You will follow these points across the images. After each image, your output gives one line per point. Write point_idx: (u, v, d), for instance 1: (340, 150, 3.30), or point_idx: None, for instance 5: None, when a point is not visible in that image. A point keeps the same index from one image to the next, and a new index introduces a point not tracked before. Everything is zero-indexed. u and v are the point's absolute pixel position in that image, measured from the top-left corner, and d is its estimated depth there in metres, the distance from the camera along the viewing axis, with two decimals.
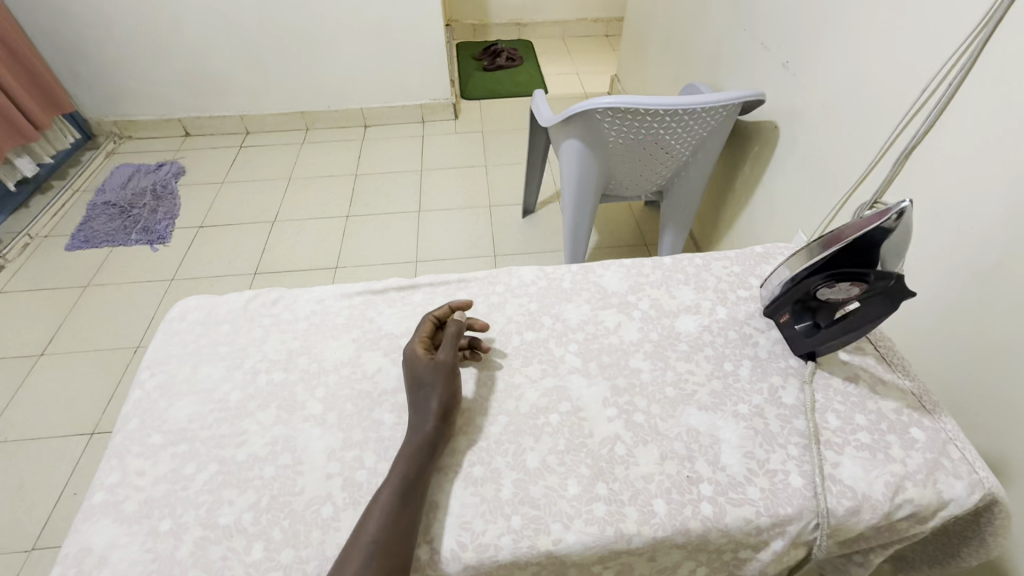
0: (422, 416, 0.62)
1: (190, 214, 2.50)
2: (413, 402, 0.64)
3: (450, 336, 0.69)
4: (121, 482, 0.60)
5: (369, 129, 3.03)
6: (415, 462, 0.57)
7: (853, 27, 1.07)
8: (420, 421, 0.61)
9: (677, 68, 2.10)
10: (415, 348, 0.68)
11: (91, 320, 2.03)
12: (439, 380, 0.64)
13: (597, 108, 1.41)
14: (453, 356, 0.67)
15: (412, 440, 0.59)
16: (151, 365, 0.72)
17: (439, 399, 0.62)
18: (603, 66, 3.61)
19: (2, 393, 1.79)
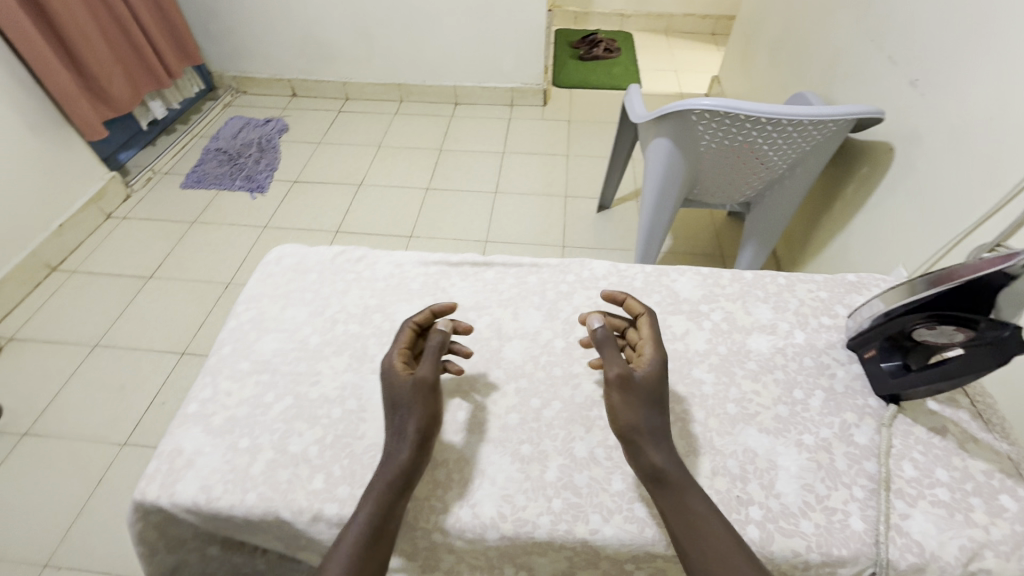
0: (396, 449, 0.57)
1: (287, 168, 2.69)
2: (390, 426, 0.59)
3: (432, 348, 0.64)
4: (212, 398, 0.68)
5: (459, 108, 3.10)
6: (384, 500, 0.54)
7: (1004, 48, 0.96)
8: (395, 452, 0.57)
9: (786, 75, 1.97)
10: (392, 361, 0.63)
11: (194, 253, 2.26)
12: (419, 404, 0.59)
13: (693, 109, 1.36)
14: (435, 375, 0.61)
15: (382, 475, 0.56)
16: (246, 300, 0.80)
17: (418, 428, 0.58)
18: (704, 65, 3.45)
19: (116, 306, 2.04)
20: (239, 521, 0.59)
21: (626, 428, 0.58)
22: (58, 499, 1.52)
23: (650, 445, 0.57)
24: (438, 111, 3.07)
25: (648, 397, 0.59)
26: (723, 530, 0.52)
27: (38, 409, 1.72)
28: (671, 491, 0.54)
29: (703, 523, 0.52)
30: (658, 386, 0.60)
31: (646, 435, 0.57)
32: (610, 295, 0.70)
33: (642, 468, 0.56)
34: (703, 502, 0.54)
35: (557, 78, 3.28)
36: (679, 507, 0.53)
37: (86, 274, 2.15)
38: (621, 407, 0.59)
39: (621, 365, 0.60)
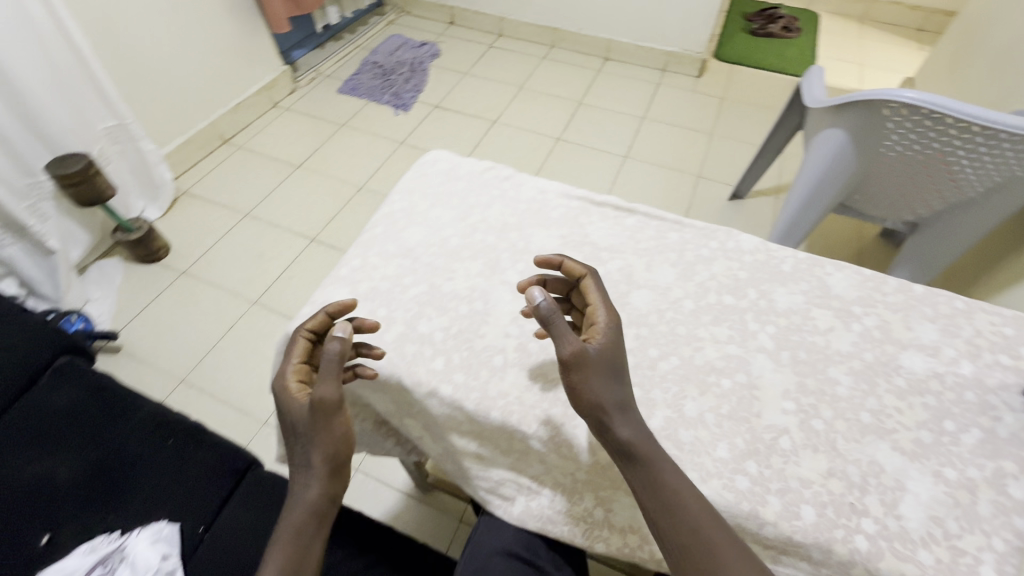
0: (302, 482, 0.60)
1: (431, 92, 2.79)
2: (295, 456, 0.61)
3: (329, 363, 0.60)
4: (360, 267, 0.75)
5: (607, 64, 2.99)
6: (305, 523, 0.59)
7: None
8: (302, 483, 0.60)
9: (1007, 87, 1.65)
10: (288, 386, 0.62)
11: (337, 153, 2.45)
12: (320, 433, 0.60)
13: (890, 102, 1.20)
14: (335, 392, 0.60)
15: (296, 503, 0.60)
16: (401, 191, 0.85)
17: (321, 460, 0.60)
18: (897, 63, 2.99)
19: (267, 185, 2.29)
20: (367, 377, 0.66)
21: (591, 402, 0.55)
22: (198, 332, 1.80)
23: (617, 419, 0.55)
24: (586, 63, 2.99)
25: (606, 371, 0.57)
26: (696, 505, 0.53)
27: (195, 255, 2.02)
28: (647, 470, 0.53)
29: (679, 504, 0.52)
30: (612, 360, 0.58)
31: (615, 406, 0.55)
32: (544, 261, 0.68)
33: (610, 445, 0.55)
34: (678, 479, 0.54)
35: (721, 50, 3.02)
36: (659, 488, 0.53)
37: (249, 152, 2.43)
38: (582, 384, 0.55)
39: (575, 343, 0.56)
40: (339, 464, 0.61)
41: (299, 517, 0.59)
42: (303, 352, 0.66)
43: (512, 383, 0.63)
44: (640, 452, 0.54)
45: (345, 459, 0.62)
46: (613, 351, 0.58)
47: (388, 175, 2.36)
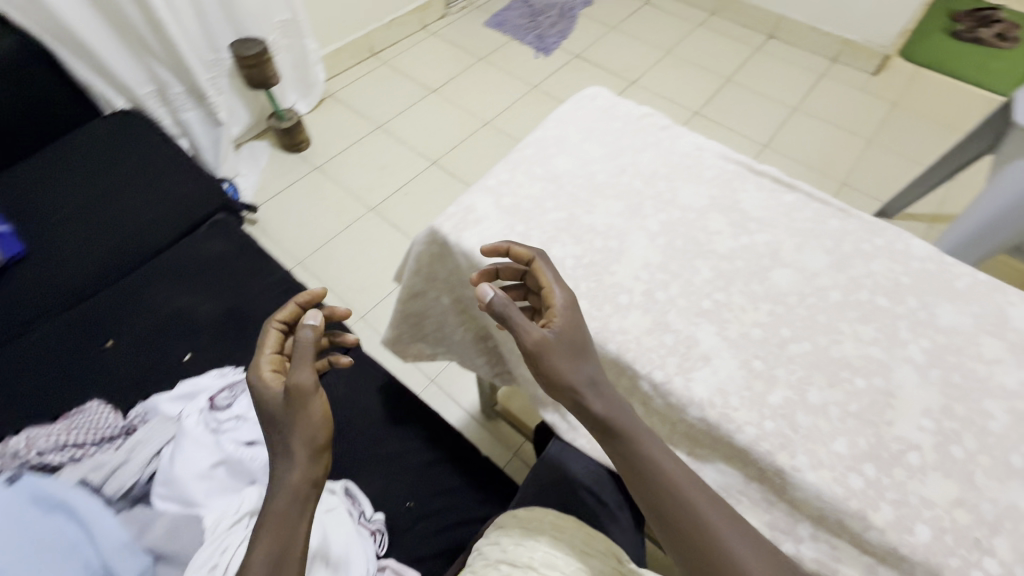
0: (285, 467, 0.64)
1: (575, 40, 2.72)
2: (275, 442, 0.66)
3: (303, 351, 0.69)
4: (505, 182, 0.77)
5: (770, 43, 2.73)
6: (291, 503, 0.61)
7: None
8: (284, 464, 0.64)
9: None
10: (264, 376, 0.70)
11: (472, 85, 2.49)
12: (299, 417, 0.66)
13: None
14: (311, 376, 0.68)
15: (281, 484, 0.63)
16: (555, 120, 0.85)
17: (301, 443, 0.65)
18: None
19: (403, 103, 2.39)
20: (494, 284, 0.69)
21: (562, 382, 0.57)
22: (318, 223, 1.96)
23: (587, 394, 0.57)
24: (746, 38, 2.74)
25: (570, 351, 0.58)
26: (681, 475, 0.56)
27: (330, 155, 2.18)
28: (625, 443, 0.56)
29: (663, 477, 0.55)
30: (576, 340, 0.59)
31: (587, 379, 0.58)
32: (492, 249, 0.65)
33: (588, 421, 0.57)
34: (656, 449, 0.57)
35: (908, 49, 2.63)
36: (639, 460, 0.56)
37: (392, 68, 2.53)
38: (549, 362, 0.57)
39: (531, 332, 0.58)
40: (318, 447, 0.66)
41: (286, 498, 0.62)
42: (278, 343, 0.75)
43: (633, 323, 0.63)
44: (616, 426, 0.57)
45: (323, 442, 0.66)
46: (574, 331, 0.59)
47: (517, 116, 2.37)
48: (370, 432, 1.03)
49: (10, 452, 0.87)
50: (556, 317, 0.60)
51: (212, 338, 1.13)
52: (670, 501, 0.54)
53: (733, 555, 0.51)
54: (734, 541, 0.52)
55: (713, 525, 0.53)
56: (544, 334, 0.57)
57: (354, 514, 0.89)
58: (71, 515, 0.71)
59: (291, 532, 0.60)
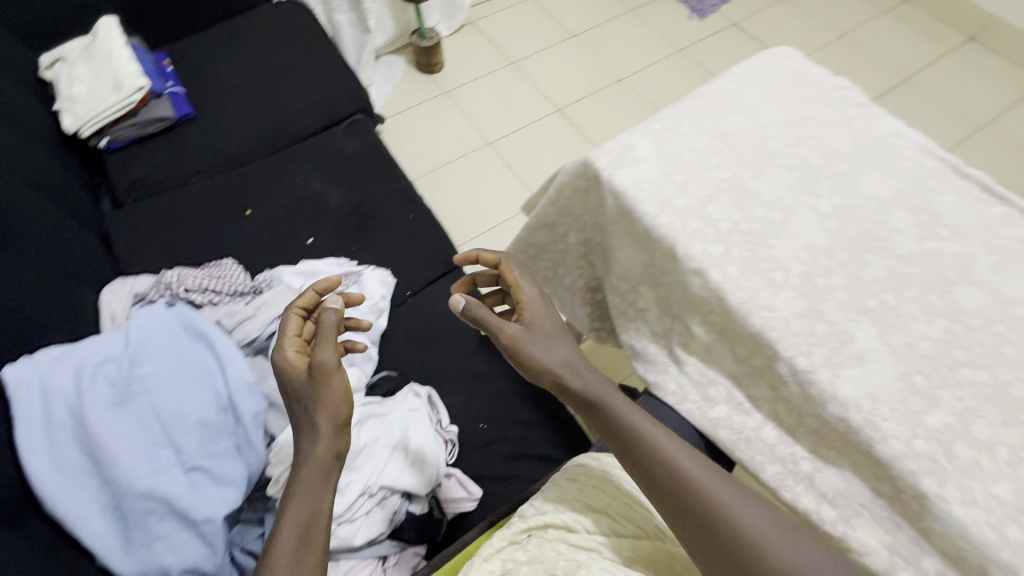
0: (310, 440, 0.63)
1: (737, 7, 2.48)
2: (300, 414, 0.65)
3: (325, 332, 0.71)
4: (670, 129, 0.72)
5: (969, 45, 2.33)
6: (316, 470, 0.61)
7: None
8: (307, 432, 0.63)
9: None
10: (288, 355, 0.71)
11: (615, 36, 2.36)
12: (320, 391, 0.65)
13: None
14: (334, 352, 0.68)
15: (307, 456, 0.62)
16: (736, 74, 0.78)
17: (324, 414, 0.64)
18: None
19: (540, 43, 2.32)
20: (639, 230, 0.66)
21: (536, 363, 0.66)
22: (436, 147, 2.00)
23: (563, 371, 0.65)
24: (941, 35, 2.36)
25: (543, 341, 0.68)
26: (682, 456, 0.56)
27: (459, 82, 2.18)
28: (600, 408, 0.61)
29: (663, 458, 0.55)
30: (544, 330, 0.69)
31: (562, 357, 0.66)
32: (463, 257, 0.80)
33: (573, 401, 0.64)
34: (652, 429, 0.58)
35: None
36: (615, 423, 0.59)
37: (537, 6, 2.45)
38: (524, 345, 0.67)
39: (506, 326, 0.69)
40: (342, 421, 0.65)
41: (310, 465, 0.61)
42: (298, 326, 0.77)
43: (784, 303, 0.59)
44: (589, 395, 0.63)
45: (346, 416, 0.66)
46: (543, 323, 0.70)
47: (655, 77, 2.23)
48: (459, 351, 1.07)
49: (164, 283, 0.98)
50: (529, 312, 0.71)
51: (336, 230, 1.21)
52: (647, 459, 0.56)
53: (734, 523, 0.52)
54: (715, 491, 0.54)
55: (693, 480, 0.54)
56: (512, 326, 0.69)
57: (433, 421, 0.94)
58: (209, 345, 0.79)
59: (315, 503, 0.60)
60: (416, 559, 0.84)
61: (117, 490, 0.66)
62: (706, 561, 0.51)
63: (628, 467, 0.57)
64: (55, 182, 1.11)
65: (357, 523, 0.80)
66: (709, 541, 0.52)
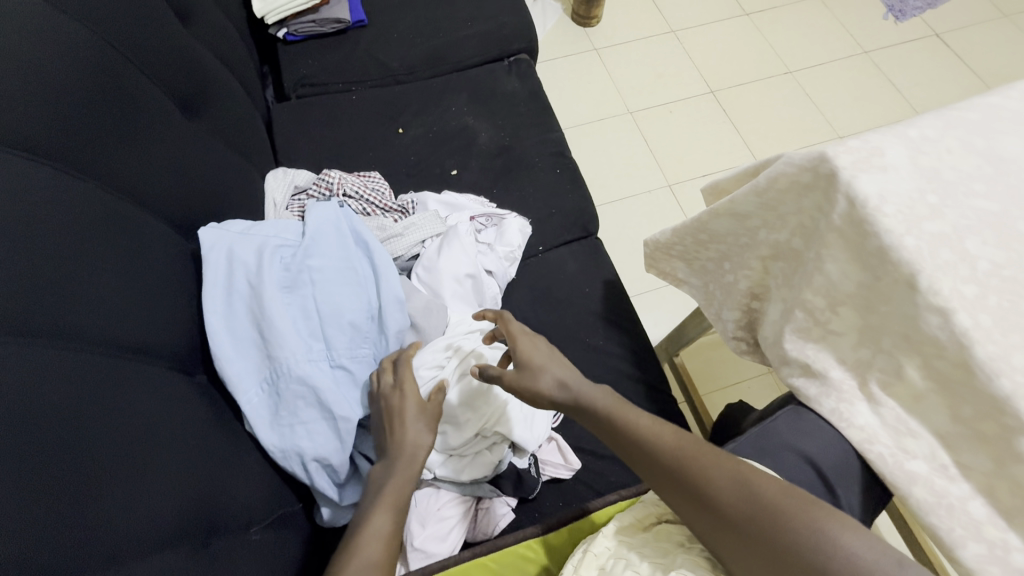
0: (413, 449, 0.68)
1: (942, 14, 2.15)
2: (404, 430, 0.69)
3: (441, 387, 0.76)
4: (931, 139, 0.62)
5: None
6: (411, 476, 0.67)
7: None
8: (398, 442, 0.68)
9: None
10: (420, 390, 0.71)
11: (792, 23, 2.13)
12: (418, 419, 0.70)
13: None
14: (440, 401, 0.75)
15: (407, 462, 0.67)
16: (1022, 92, 0.65)
17: (422, 434, 0.69)
18: None
19: (707, 15, 2.13)
20: (870, 248, 0.58)
21: (536, 393, 0.72)
22: (574, 103, 1.92)
23: (554, 392, 0.70)
24: None
25: (528, 375, 0.72)
26: (654, 429, 0.63)
27: (613, 41, 2.05)
28: (590, 415, 0.67)
29: (632, 431, 0.64)
30: (532, 361, 0.73)
31: (549, 379, 0.71)
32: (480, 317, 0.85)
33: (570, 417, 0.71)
34: (624, 410, 0.66)
35: None
36: (615, 425, 0.65)
37: None
38: (519, 383, 0.72)
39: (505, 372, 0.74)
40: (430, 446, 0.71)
41: (401, 479, 0.66)
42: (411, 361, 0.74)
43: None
44: (579, 404, 0.69)
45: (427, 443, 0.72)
46: (533, 354, 0.74)
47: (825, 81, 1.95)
48: (582, 319, 1.04)
49: (324, 183, 1.00)
50: (518, 345, 0.75)
51: (481, 168, 1.19)
52: (622, 437, 0.64)
53: (696, 474, 0.57)
54: (678, 449, 0.59)
55: (657, 443, 0.61)
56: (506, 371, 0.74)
57: None
58: (368, 254, 0.80)
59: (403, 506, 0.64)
60: (507, 509, 0.85)
61: (277, 367, 0.69)
62: (680, 507, 0.57)
63: (638, 467, 0.62)
64: (241, 64, 1.16)
65: (464, 461, 0.81)
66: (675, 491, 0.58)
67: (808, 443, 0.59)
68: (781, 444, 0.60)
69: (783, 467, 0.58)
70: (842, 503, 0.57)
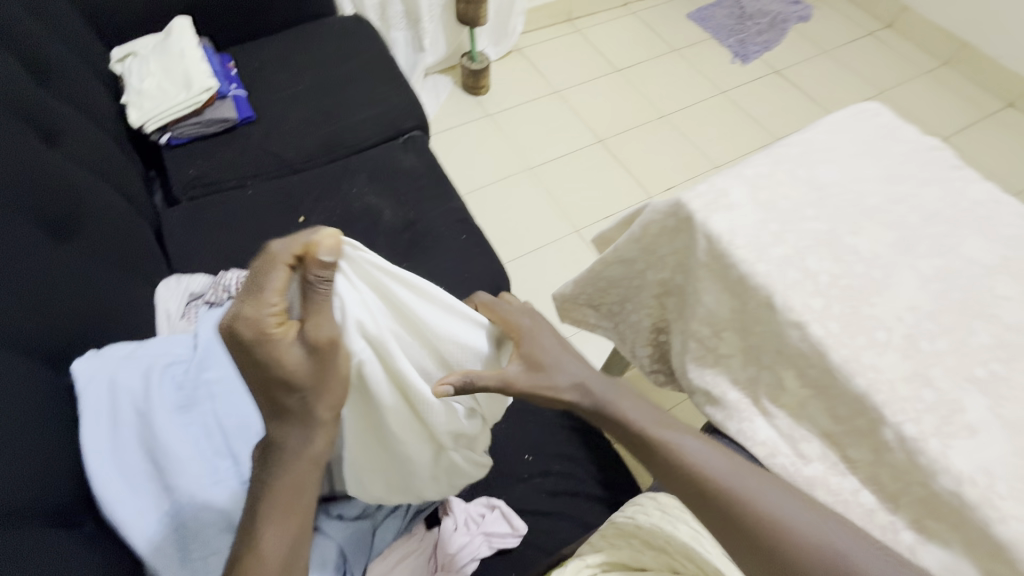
0: (304, 432, 0.55)
1: (777, 55, 2.52)
2: (285, 403, 0.53)
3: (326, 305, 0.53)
4: (765, 176, 0.71)
5: (1008, 111, 2.34)
6: (304, 469, 0.55)
7: None
8: (286, 423, 0.55)
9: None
10: (269, 326, 0.50)
11: (658, 74, 2.39)
12: (296, 394, 0.53)
13: None
14: (331, 330, 0.52)
15: (292, 452, 0.55)
16: (829, 127, 0.78)
17: (315, 407, 0.54)
18: None
19: (585, 74, 2.36)
20: (733, 277, 0.65)
21: (552, 395, 0.65)
22: (478, 166, 2.01)
23: (573, 395, 0.66)
24: (981, 98, 2.38)
25: (535, 377, 0.64)
26: (669, 434, 0.62)
27: (505, 106, 2.21)
28: (620, 425, 0.64)
29: (649, 437, 0.62)
30: (545, 360, 0.66)
31: (566, 380, 0.65)
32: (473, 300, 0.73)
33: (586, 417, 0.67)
34: (635, 413, 0.64)
35: None
36: (633, 433, 0.63)
37: (583, 38, 2.49)
38: (533, 388, 0.64)
39: (509, 377, 0.63)
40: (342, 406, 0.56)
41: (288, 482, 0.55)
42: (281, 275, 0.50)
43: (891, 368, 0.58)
44: (601, 410, 0.65)
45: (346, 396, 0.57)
46: (543, 352, 0.66)
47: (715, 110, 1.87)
48: None
49: (222, 286, 0.97)
50: (526, 345, 0.66)
51: (389, 244, 1.21)
52: (642, 443, 0.62)
53: (710, 475, 0.58)
54: (690, 452, 0.60)
55: (675, 448, 0.60)
56: (513, 370, 0.64)
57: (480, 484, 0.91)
58: None
59: (293, 510, 0.55)
60: None
61: (178, 498, 0.63)
62: (701, 509, 0.57)
63: (660, 477, 0.61)
64: (122, 174, 1.12)
65: (440, 480, 0.74)
66: (692, 495, 0.58)
67: None
68: None
69: None
70: None
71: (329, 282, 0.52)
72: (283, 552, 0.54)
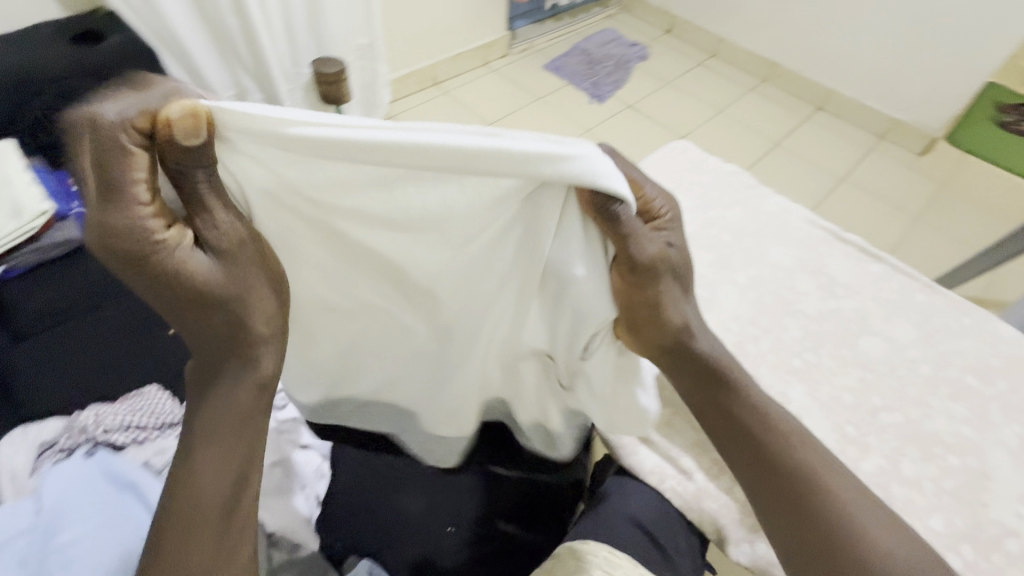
0: (246, 348, 0.59)
1: (627, 91, 2.81)
2: (215, 317, 0.56)
3: (221, 201, 0.52)
4: None
5: (818, 113, 2.77)
6: (248, 386, 0.59)
7: None
8: (221, 337, 0.57)
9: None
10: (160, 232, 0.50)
11: (528, 122, 2.57)
12: (217, 311, 0.56)
13: None
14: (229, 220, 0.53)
15: (238, 369, 0.59)
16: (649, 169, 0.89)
17: (250, 317, 0.57)
18: None
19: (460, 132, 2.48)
20: None
21: (661, 316, 0.58)
22: None
23: (681, 325, 0.61)
24: (796, 105, 2.80)
25: (673, 284, 0.58)
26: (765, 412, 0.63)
27: None
28: (724, 384, 0.63)
29: (756, 412, 0.62)
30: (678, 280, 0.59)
31: (678, 317, 0.60)
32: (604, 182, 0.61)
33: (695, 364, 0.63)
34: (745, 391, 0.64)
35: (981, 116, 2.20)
36: (738, 402, 0.63)
37: (453, 98, 2.63)
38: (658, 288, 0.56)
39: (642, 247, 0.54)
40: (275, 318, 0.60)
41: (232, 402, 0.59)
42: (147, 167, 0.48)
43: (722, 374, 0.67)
44: (712, 363, 0.63)
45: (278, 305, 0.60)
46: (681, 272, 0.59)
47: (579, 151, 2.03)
48: None
49: (80, 427, 0.87)
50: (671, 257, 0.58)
51: None
52: (744, 411, 0.63)
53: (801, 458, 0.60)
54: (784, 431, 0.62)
55: (773, 421, 0.62)
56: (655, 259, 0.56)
57: None
58: (138, 496, 0.71)
59: (238, 434, 0.59)
60: None
61: None
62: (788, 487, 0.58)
63: (756, 450, 0.61)
64: None
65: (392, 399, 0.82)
66: (782, 468, 0.59)
67: (633, 508, 0.70)
68: (615, 514, 0.69)
69: (620, 534, 0.66)
70: (669, 551, 0.67)
71: (208, 168, 0.49)
72: (224, 487, 0.56)
